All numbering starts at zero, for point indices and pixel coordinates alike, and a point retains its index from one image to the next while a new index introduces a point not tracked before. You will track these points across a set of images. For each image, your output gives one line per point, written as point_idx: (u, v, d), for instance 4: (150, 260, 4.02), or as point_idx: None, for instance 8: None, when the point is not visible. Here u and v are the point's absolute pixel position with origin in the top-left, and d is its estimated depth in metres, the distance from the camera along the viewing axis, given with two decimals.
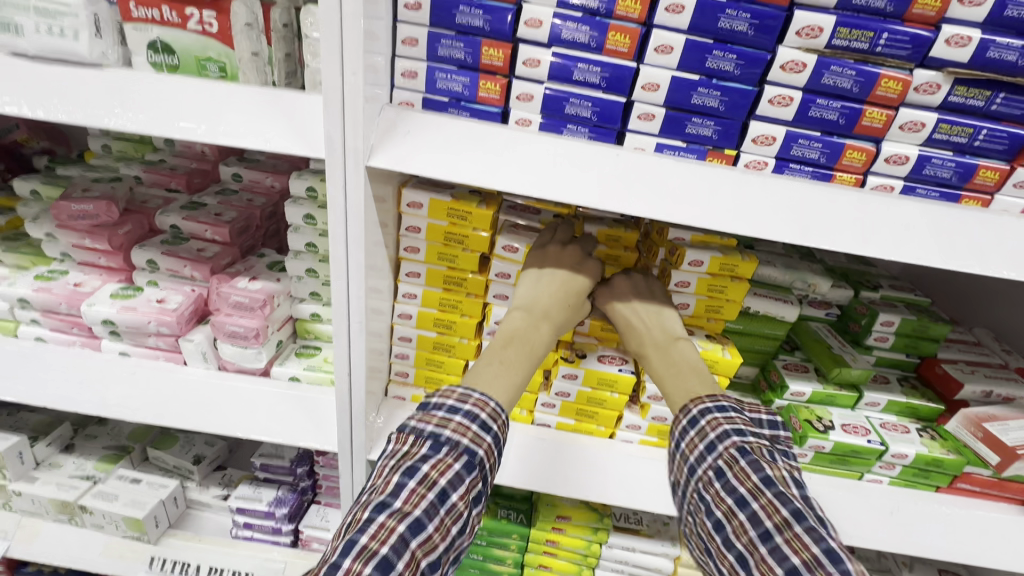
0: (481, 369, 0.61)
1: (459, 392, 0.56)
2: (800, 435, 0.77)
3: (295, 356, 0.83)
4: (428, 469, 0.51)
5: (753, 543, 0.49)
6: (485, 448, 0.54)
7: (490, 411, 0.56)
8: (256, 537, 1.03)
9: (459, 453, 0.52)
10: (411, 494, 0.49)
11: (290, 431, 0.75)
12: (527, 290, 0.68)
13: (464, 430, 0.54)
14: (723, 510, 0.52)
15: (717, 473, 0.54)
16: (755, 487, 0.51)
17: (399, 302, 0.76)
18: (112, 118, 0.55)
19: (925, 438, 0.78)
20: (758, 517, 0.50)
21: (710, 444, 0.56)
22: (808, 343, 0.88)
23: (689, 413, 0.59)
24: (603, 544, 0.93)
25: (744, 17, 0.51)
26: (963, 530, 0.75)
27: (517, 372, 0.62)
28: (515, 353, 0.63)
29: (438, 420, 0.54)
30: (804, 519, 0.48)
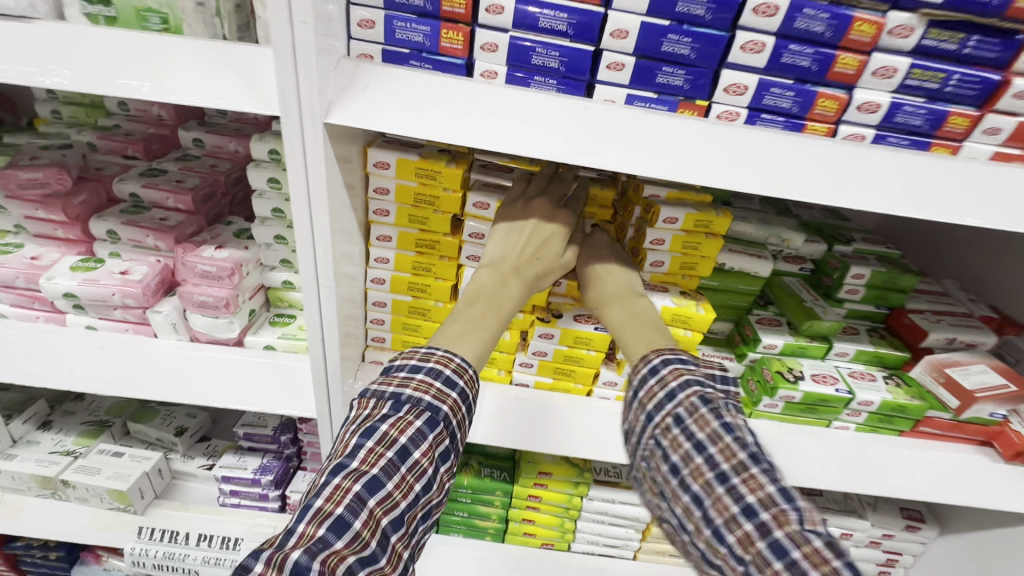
0: (446, 329, 0.61)
1: (423, 351, 0.57)
2: (771, 386, 0.79)
3: (269, 325, 0.82)
4: (388, 427, 0.52)
5: (689, 455, 0.48)
6: (451, 403, 0.55)
7: (454, 366, 0.56)
8: (244, 504, 1.04)
9: (420, 411, 0.53)
10: (369, 454, 0.50)
11: (269, 398, 0.75)
12: (495, 247, 0.67)
13: (426, 387, 0.54)
14: (681, 454, 0.49)
15: (675, 420, 0.51)
16: (714, 432, 0.49)
17: (372, 267, 0.74)
18: (48, 76, 0.52)
19: (890, 386, 0.80)
20: (714, 460, 0.47)
21: (670, 392, 0.53)
22: (782, 297, 0.89)
23: (649, 362, 0.57)
24: (583, 496, 0.96)
25: None
26: (922, 469, 0.79)
27: (482, 332, 0.61)
28: (479, 312, 0.62)
29: (399, 380, 0.55)
30: (760, 461, 0.47)
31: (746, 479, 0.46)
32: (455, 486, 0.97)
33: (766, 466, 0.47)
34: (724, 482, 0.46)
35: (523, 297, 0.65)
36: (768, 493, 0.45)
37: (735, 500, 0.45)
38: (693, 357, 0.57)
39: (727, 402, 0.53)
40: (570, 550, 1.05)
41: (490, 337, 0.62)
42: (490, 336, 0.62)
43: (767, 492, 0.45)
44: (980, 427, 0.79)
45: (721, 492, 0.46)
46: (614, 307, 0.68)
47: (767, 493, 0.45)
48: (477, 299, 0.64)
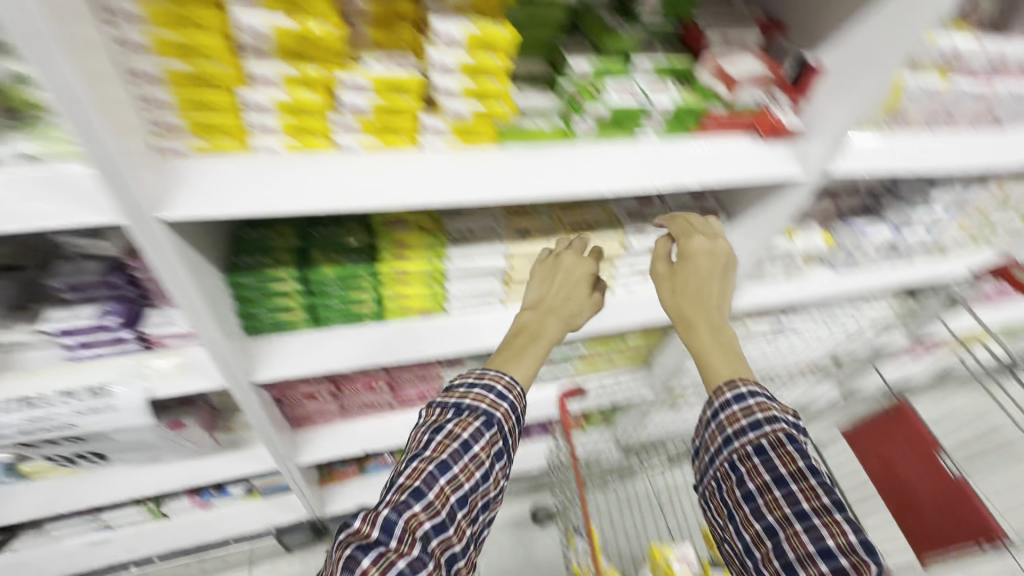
0: (519, 362, 0.95)
1: (478, 373, 0.91)
2: (578, 105, 0.88)
3: (16, 131, 0.67)
4: (455, 426, 0.85)
5: (770, 488, 0.79)
6: (502, 411, 0.88)
7: (504, 382, 0.90)
8: (104, 353, 0.98)
9: (478, 415, 0.86)
10: (439, 444, 0.82)
11: (50, 211, 0.64)
12: (535, 289, 1.02)
13: (482, 397, 0.88)
14: (760, 484, 0.80)
15: (759, 450, 0.81)
16: (796, 470, 0.78)
17: (113, 23, 0.60)
18: None
19: (680, 91, 0.91)
20: (794, 496, 0.77)
21: (756, 423, 0.83)
22: (590, 26, 0.90)
23: (735, 389, 0.86)
24: (443, 259, 1.05)
25: None
26: (709, 159, 0.93)
27: (529, 361, 0.96)
28: (522, 340, 0.98)
29: (460, 393, 0.89)
30: (837, 510, 0.75)
31: (802, 487, 0.77)
32: (319, 279, 1.00)
33: (840, 515, 0.74)
34: (803, 521, 0.75)
35: (560, 328, 1.00)
36: (846, 540, 0.72)
37: (813, 534, 0.74)
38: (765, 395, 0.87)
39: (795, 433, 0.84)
40: (448, 314, 1.19)
41: (535, 362, 0.96)
42: (536, 363, 0.96)
43: (822, 504, 0.75)
44: (749, 115, 0.95)
45: (801, 528, 0.75)
46: (715, 279, 0.97)
47: (818, 502, 0.76)
48: (535, 354, 0.97)
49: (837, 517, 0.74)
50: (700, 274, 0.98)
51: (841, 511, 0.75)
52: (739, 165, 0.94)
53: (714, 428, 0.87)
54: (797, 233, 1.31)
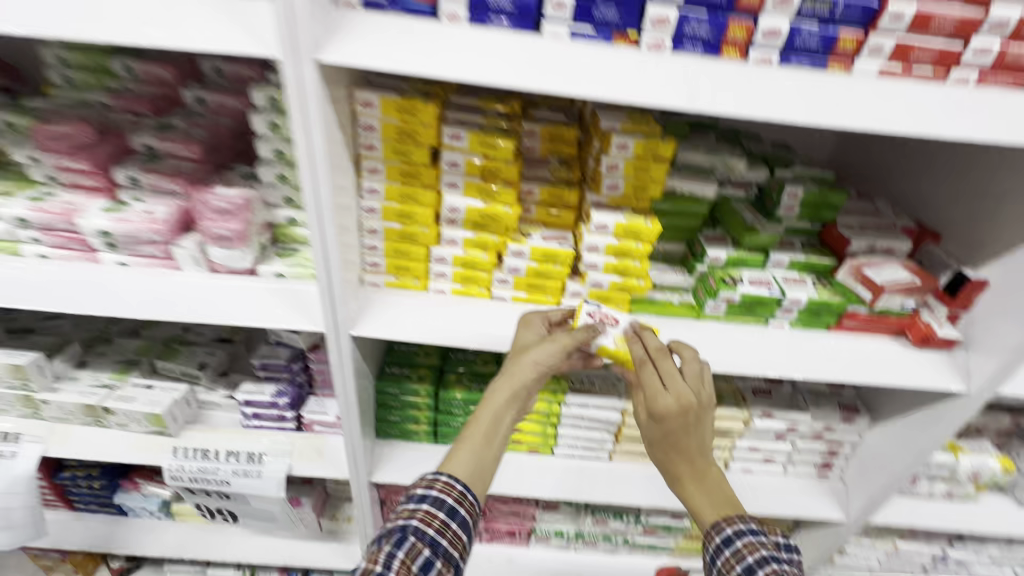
0: (455, 453, 0.76)
1: (429, 480, 0.73)
2: (714, 289, 0.92)
3: (278, 257, 0.92)
4: (416, 534, 0.67)
5: None
6: (452, 527, 0.70)
7: (424, 482, 0.73)
8: (264, 426, 1.17)
9: (428, 541, 0.67)
10: (401, 565, 0.64)
11: (283, 317, 0.89)
12: (503, 377, 0.81)
13: (435, 513, 0.70)
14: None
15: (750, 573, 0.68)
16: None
17: (365, 199, 0.85)
18: (76, 32, 0.62)
19: (817, 286, 0.93)
20: None
21: (749, 567, 0.68)
22: (727, 217, 1.00)
23: (723, 532, 0.72)
24: (562, 404, 1.10)
25: None
26: (846, 356, 0.91)
27: (484, 465, 0.77)
28: (481, 450, 0.77)
29: (408, 512, 0.70)
30: None
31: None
32: (449, 400, 1.11)
33: None
34: None
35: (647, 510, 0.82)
36: None
37: None
38: (757, 525, 0.73)
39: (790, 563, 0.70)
40: (553, 455, 1.20)
41: (488, 464, 0.78)
42: (492, 465, 0.78)
43: None
44: (896, 320, 0.92)
45: None
46: (689, 433, 0.77)
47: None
48: (491, 449, 0.78)
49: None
50: (665, 430, 0.78)
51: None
52: (889, 370, 0.90)
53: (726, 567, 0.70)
54: (964, 448, 1.15)
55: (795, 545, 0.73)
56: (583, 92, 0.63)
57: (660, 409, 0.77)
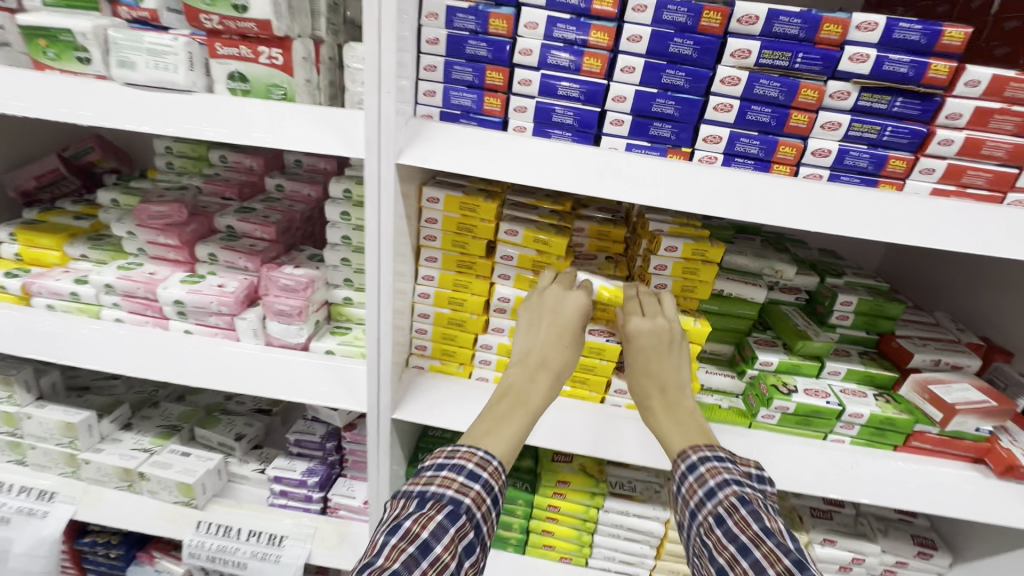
0: (474, 426, 0.73)
1: (449, 450, 0.69)
2: (767, 397, 0.88)
3: (331, 333, 0.96)
4: (411, 524, 0.61)
5: (736, 559, 0.60)
6: (473, 495, 0.65)
7: (477, 459, 0.68)
8: (289, 505, 1.14)
9: (443, 505, 0.63)
10: (396, 548, 0.59)
11: (327, 394, 0.89)
12: (521, 343, 0.80)
13: (450, 481, 0.66)
14: (727, 557, 0.62)
15: (718, 520, 0.65)
16: (755, 535, 0.61)
17: (420, 284, 0.89)
18: (200, 131, 0.73)
19: (880, 401, 0.87)
20: (760, 565, 0.58)
21: (710, 491, 0.68)
22: (777, 322, 0.99)
23: (689, 460, 0.72)
24: (600, 508, 1.04)
25: (681, 75, 0.67)
26: (917, 479, 0.84)
27: (507, 424, 0.73)
28: (507, 408, 0.74)
29: (425, 478, 0.67)
30: (803, 569, 0.57)
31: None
32: None
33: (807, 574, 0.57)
34: None
35: (571, 356, 0.79)
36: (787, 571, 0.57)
37: None
38: (727, 455, 0.72)
39: (766, 504, 0.66)
40: (587, 566, 1.10)
41: (515, 424, 0.73)
42: (523, 426, 0.74)
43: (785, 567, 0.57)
44: (972, 444, 0.85)
45: None
46: (662, 353, 0.80)
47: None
48: (519, 410, 0.74)
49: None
50: (639, 357, 0.80)
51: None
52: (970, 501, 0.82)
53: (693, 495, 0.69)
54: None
55: (767, 474, 0.73)
56: (634, 200, 0.68)
57: (641, 344, 0.80)
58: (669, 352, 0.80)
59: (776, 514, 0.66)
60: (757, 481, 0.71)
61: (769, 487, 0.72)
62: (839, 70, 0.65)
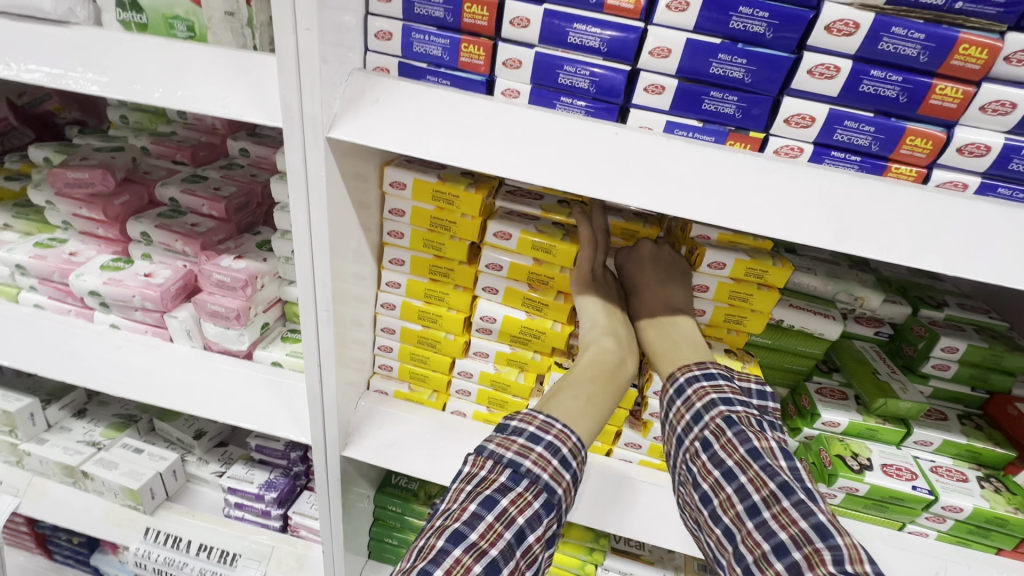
0: (564, 401, 0.55)
1: (540, 420, 0.51)
2: (829, 472, 0.66)
3: (281, 340, 0.79)
4: (508, 503, 0.45)
5: (719, 484, 0.51)
6: (564, 486, 0.49)
7: (571, 445, 0.51)
8: (247, 518, 1.01)
9: (538, 490, 0.47)
10: (489, 529, 0.43)
11: (267, 418, 0.72)
12: (598, 316, 0.64)
13: (545, 463, 0.48)
14: (711, 483, 0.51)
15: (704, 445, 0.54)
16: (743, 460, 0.50)
17: (384, 291, 0.70)
18: (72, 77, 0.53)
19: (986, 490, 0.65)
20: (745, 491, 0.49)
21: (697, 414, 0.56)
22: (849, 364, 0.75)
23: (676, 382, 0.60)
24: (598, 566, 0.85)
25: (761, 16, 0.43)
26: None
27: (600, 409, 0.57)
28: (600, 388, 0.59)
29: (519, 447, 0.49)
30: (791, 492, 0.47)
31: (777, 513, 0.46)
32: None
33: (796, 496, 0.47)
34: (754, 516, 0.47)
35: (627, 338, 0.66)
36: (802, 530, 0.45)
37: (765, 535, 0.46)
38: (721, 371, 0.59)
39: (759, 422, 0.54)
40: None
41: (606, 410, 0.58)
42: (609, 413, 0.58)
43: (796, 522, 0.45)
44: None
45: (752, 526, 0.47)
46: (648, 271, 0.69)
47: (799, 529, 0.45)
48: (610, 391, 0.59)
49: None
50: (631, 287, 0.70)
51: (832, 537, 0.43)
52: None
53: (681, 415, 0.57)
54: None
55: (769, 391, 0.61)
56: (671, 212, 0.46)
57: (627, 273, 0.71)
58: (667, 276, 0.67)
59: (776, 436, 0.54)
60: (757, 397, 0.60)
61: (769, 403, 0.60)
62: None
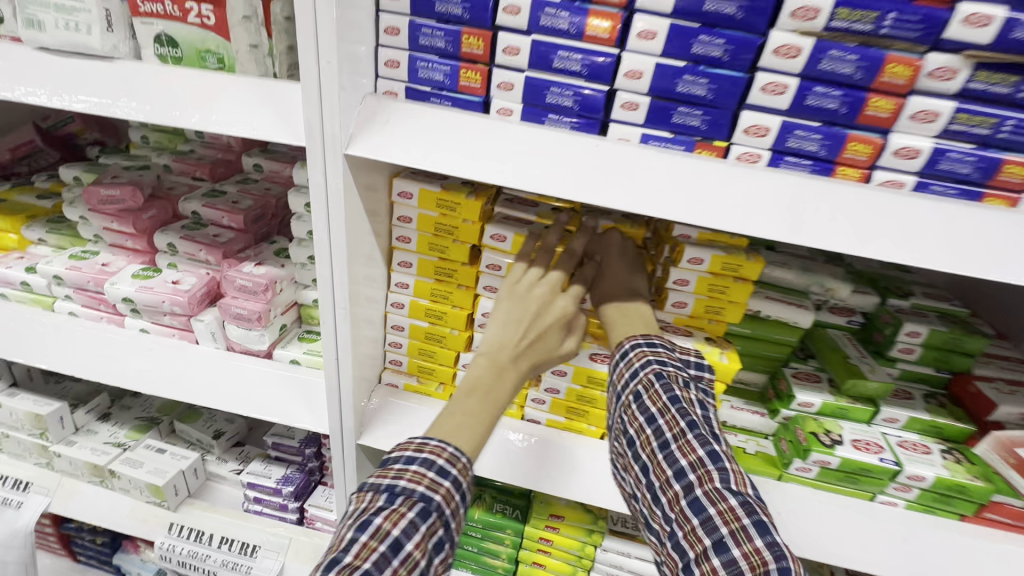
0: (439, 419, 0.56)
1: (417, 442, 0.52)
2: (804, 447, 0.72)
3: (298, 340, 0.86)
4: (382, 521, 0.47)
5: (642, 428, 0.57)
6: (444, 492, 0.50)
7: (449, 454, 0.52)
8: (265, 511, 1.08)
9: (413, 501, 0.49)
10: (361, 548, 0.46)
11: (287, 411, 0.79)
12: (494, 329, 0.63)
13: (420, 478, 0.50)
14: (636, 427, 0.57)
15: (635, 396, 0.59)
16: (664, 406, 0.56)
17: (393, 291, 0.77)
18: (118, 106, 0.60)
19: (948, 461, 0.71)
20: (661, 430, 0.55)
21: (633, 371, 0.60)
22: (823, 351, 0.82)
23: (622, 348, 0.63)
24: (597, 546, 0.91)
25: (719, 42, 0.50)
26: (987, 562, 0.68)
27: (475, 427, 0.55)
28: (477, 403, 0.57)
29: (394, 470, 0.51)
30: (695, 428, 0.55)
31: (681, 444, 0.54)
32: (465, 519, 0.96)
33: (699, 432, 0.54)
34: (664, 449, 0.54)
35: (519, 376, 0.61)
36: (698, 457, 0.53)
37: (669, 463, 0.53)
38: (663, 341, 0.63)
39: (686, 380, 0.60)
40: None
41: (485, 427, 0.56)
42: (486, 429, 0.56)
43: (698, 457, 0.53)
44: None
45: (661, 457, 0.54)
46: (615, 259, 0.72)
47: (696, 455, 0.53)
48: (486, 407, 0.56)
49: (732, 501, 0.50)
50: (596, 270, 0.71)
51: (721, 461, 0.52)
52: None
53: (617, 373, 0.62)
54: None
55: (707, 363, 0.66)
56: (645, 212, 0.53)
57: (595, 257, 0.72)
58: (630, 266, 0.72)
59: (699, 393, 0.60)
60: (695, 367, 0.65)
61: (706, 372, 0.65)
62: (944, 38, 0.46)
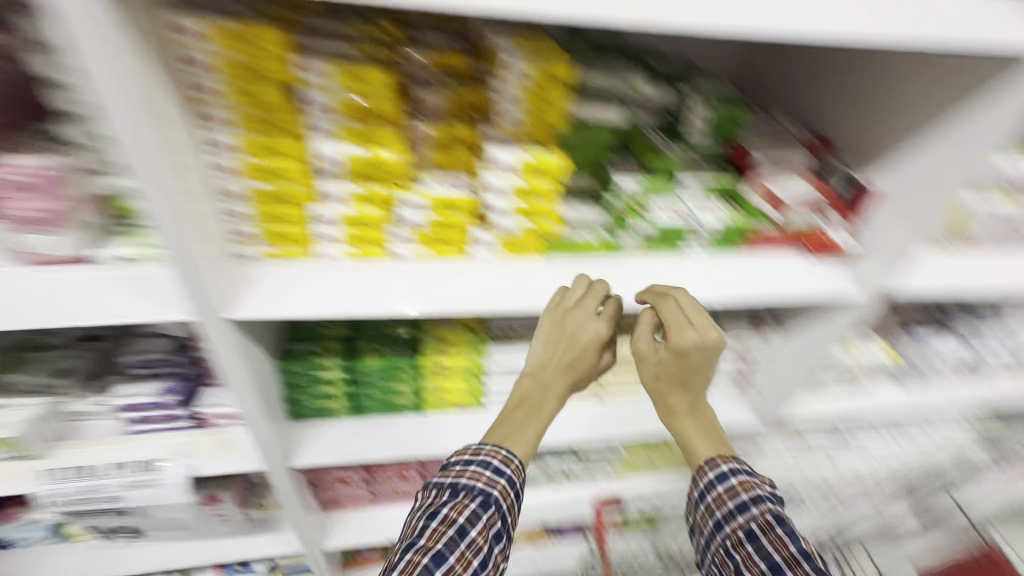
0: (502, 430, 0.92)
1: (482, 447, 0.88)
2: (622, 219, 0.90)
3: (114, 236, 0.74)
4: (448, 511, 0.81)
5: (759, 572, 0.78)
6: (497, 488, 0.85)
7: (484, 478, 0.85)
8: (155, 428, 1.03)
9: (473, 495, 0.83)
10: (433, 532, 0.79)
11: (133, 308, 0.73)
12: (535, 348, 0.93)
13: (478, 476, 0.85)
14: (754, 570, 0.79)
15: (749, 535, 0.82)
16: (790, 556, 0.77)
17: (212, 155, 0.70)
18: None
19: (727, 210, 0.91)
20: (780, 568, 0.76)
21: (745, 505, 0.85)
22: (638, 146, 0.93)
23: (717, 467, 0.90)
24: (484, 356, 1.07)
25: None
26: (756, 275, 0.91)
27: (530, 432, 0.93)
28: (523, 414, 0.94)
29: (456, 472, 0.86)
30: (809, 561, 0.77)
31: (795, 569, 0.76)
32: (364, 369, 1.03)
33: (812, 563, 0.77)
34: (776, 571, 0.76)
35: (560, 395, 0.95)
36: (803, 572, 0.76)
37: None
38: (744, 467, 0.90)
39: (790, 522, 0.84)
40: (486, 408, 1.16)
41: (535, 432, 0.94)
42: (535, 433, 0.94)
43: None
44: (795, 231, 0.94)
45: None
46: (689, 314, 0.84)
47: (803, 570, 0.76)
48: (534, 414, 0.94)
49: (777, 535, 0.80)
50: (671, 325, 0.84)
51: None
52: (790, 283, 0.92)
53: (715, 500, 0.88)
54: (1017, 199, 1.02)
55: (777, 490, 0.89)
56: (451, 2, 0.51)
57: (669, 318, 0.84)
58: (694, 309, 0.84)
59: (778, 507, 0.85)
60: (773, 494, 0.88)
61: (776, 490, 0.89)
62: None
